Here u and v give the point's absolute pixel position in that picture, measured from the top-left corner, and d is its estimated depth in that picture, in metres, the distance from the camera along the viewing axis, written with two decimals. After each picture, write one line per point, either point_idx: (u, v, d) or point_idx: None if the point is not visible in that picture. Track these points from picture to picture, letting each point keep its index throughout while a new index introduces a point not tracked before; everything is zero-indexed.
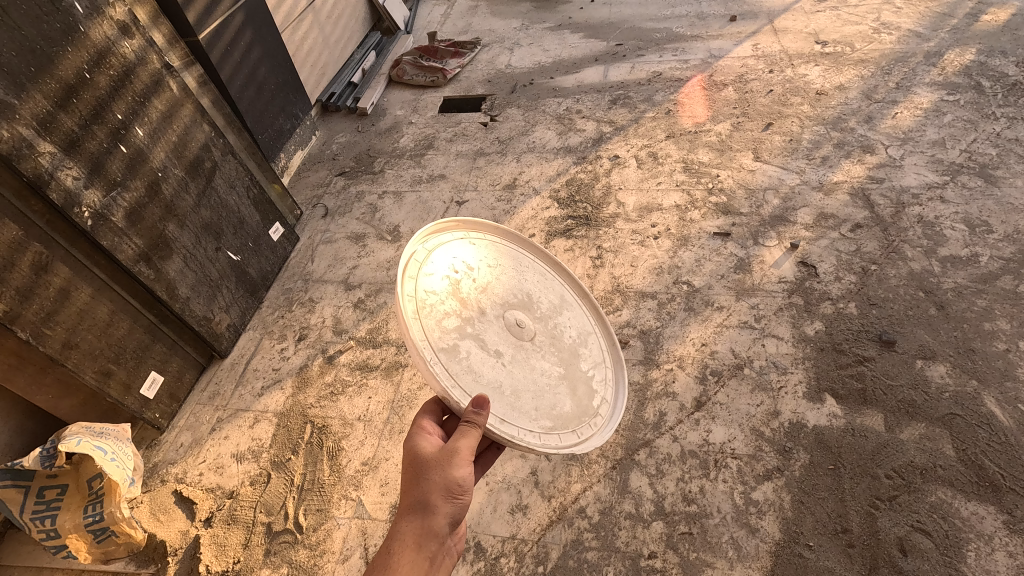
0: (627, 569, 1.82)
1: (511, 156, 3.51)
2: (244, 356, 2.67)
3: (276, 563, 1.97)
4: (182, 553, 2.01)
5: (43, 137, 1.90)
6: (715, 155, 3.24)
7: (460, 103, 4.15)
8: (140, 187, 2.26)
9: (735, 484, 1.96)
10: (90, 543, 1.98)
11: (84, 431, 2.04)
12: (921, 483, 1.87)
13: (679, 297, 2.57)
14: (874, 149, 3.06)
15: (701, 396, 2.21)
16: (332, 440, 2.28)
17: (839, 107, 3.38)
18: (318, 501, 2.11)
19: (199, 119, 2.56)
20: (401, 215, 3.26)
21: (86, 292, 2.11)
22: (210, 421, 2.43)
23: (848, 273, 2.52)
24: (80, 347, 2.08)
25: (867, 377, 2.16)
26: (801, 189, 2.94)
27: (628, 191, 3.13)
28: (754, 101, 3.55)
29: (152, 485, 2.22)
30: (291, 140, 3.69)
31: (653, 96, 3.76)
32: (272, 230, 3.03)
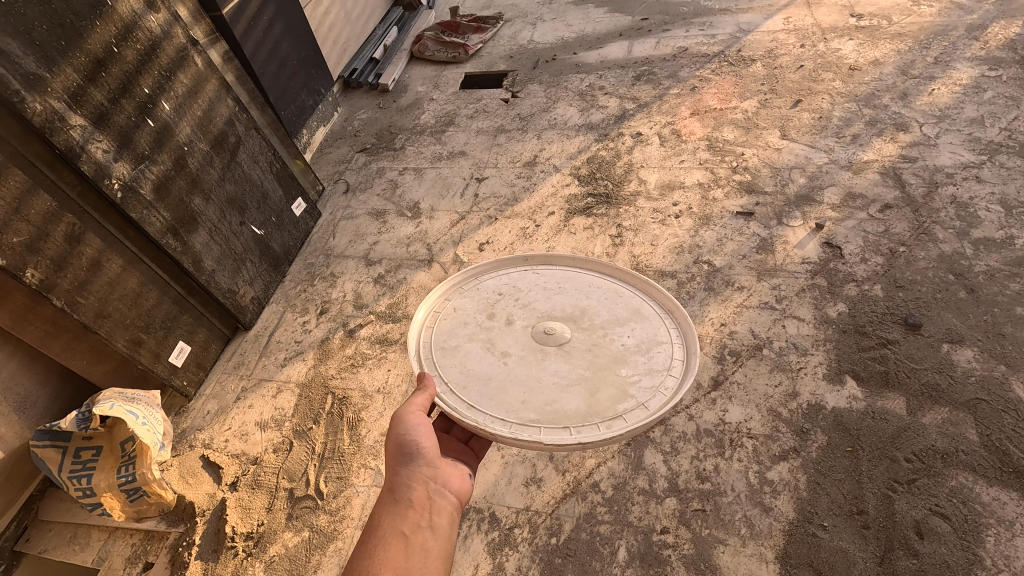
0: (638, 543, 1.85)
1: (532, 133, 3.48)
2: (267, 329, 2.74)
3: (298, 527, 2.04)
4: (209, 514, 2.09)
5: (74, 110, 1.94)
6: (741, 133, 3.16)
7: (481, 80, 4.12)
8: (167, 160, 2.31)
9: (750, 463, 1.95)
10: (124, 502, 2.06)
11: (116, 396, 2.12)
12: (941, 467, 1.84)
13: (699, 277, 2.54)
14: (908, 127, 2.96)
15: (718, 375, 2.20)
16: (352, 411, 2.33)
17: (872, 83, 3.26)
18: (338, 469, 2.17)
19: (223, 94, 2.58)
20: (421, 191, 3.27)
21: (118, 264, 2.17)
22: (236, 390, 2.50)
23: (875, 255, 2.46)
24: (112, 317, 2.16)
25: (889, 360, 2.12)
26: (828, 168, 2.86)
27: (650, 169, 3.08)
28: (783, 77, 3.44)
29: (181, 450, 2.31)
30: (313, 116, 3.72)
31: (678, 72, 3.68)
32: (294, 206, 3.07)
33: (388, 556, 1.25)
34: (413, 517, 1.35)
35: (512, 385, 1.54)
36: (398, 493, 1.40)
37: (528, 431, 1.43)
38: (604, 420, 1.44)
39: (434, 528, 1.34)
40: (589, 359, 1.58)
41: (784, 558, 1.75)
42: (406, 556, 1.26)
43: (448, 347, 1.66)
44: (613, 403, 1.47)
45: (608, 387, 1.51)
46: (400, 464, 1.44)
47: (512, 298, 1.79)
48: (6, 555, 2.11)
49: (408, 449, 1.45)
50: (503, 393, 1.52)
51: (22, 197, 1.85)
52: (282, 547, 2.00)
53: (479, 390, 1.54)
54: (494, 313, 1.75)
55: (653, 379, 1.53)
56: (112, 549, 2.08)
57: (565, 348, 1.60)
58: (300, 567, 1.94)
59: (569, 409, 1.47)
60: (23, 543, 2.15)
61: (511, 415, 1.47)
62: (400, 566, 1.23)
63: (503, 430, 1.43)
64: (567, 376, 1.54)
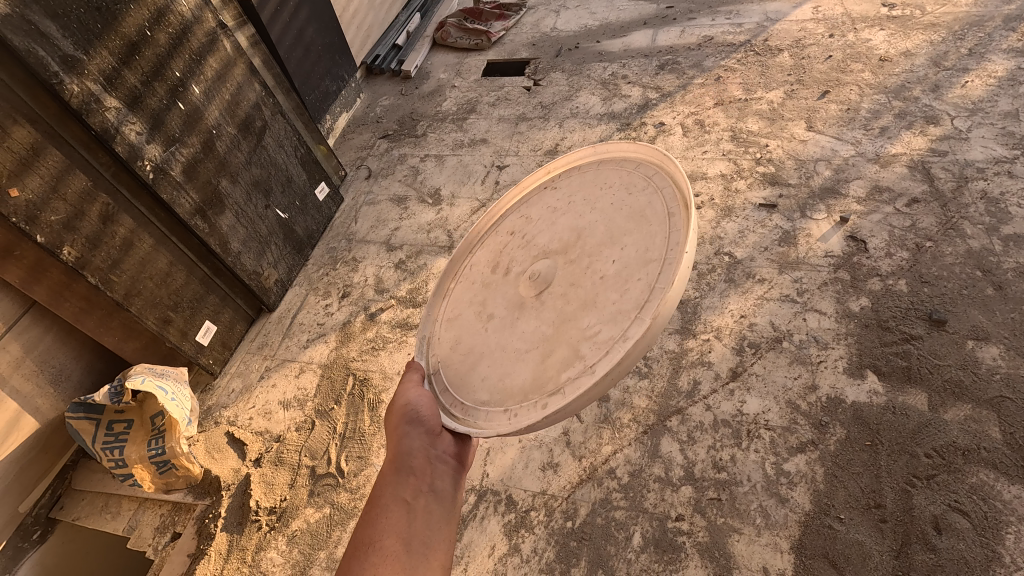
0: (653, 529, 1.87)
1: (554, 121, 3.48)
2: (291, 310, 2.80)
3: (319, 503, 2.10)
4: (234, 488, 2.16)
5: (109, 92, 1.99)
6: (766, 124, 3.12)
7: (503, 67, 4.11)
8: (197, 143, 2.35)
9: (768, 454, 1.96)
10: (153, 474, 2.14)
11: (147, 372, 2.19)
12: (961, 464, 1.83)
13: (719, 268, 2.53)
14: (938, 120, 2.90)
15: (737, 366, 2.20)
16: (373, 392, 2.37)
17: (903, 75, 3.19)
18: (358, 448, 2.21)
19: (251, 78, 2.61)
20: (443, 178, 3.29)
21: (148, 243, 2.23)
22: (260, 369, 2.57)
23: (900, 249, 2.43)
24: (142, 295, 2.22)
25: (912, 355, 2.10)
26: (855, 161, 2.82)
27: (672, 159, 3.06)
28: (811, 68, 3.39)
29: (207, 426, 2.38)
30: (337, 102, 3.75)
31: (703, 61, 3.63)
32: (318, 190, 3.12)
33: (393, 525, 1.27)
34: (415, 484, 1.36)
35: (481, 358, 1.48)
36: (403, 460, 1.39)
37: (480, 414, 1.40)
38: (543, 397, 1.28)
39: (435, 493, 1.37)
40: (558, 309, 1.38)
41: (799, 549, 1.76)
42: (412, 523, 1.28)
43: (451, 315, 1.67)
44: (558, 371, 1.28)
45: (563, 348, 1.31)
46: (407, 433, 1.43)
47: (519, 238, 1.67)
48: (42, 521, 2.21)
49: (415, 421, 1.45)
50: (471, 370, 1.48)
51: (59, 176, 1.91)
52: (304, 522, 2.06)
53: (456, 368, 1.53)
54: (497, 262, 1.66)
55: (617, 325, 1.24)
56: (142, 518, 2.16)
57: (541, 299, 1.44)
58: (321, 542, 2.00)
59: (517, 383, 1.36)
60: (57, 510, 2.23)
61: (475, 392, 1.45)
62: (406, 533, 1.26)
63: (457, 420, 1.45)
64: (530, 339, 1.40)
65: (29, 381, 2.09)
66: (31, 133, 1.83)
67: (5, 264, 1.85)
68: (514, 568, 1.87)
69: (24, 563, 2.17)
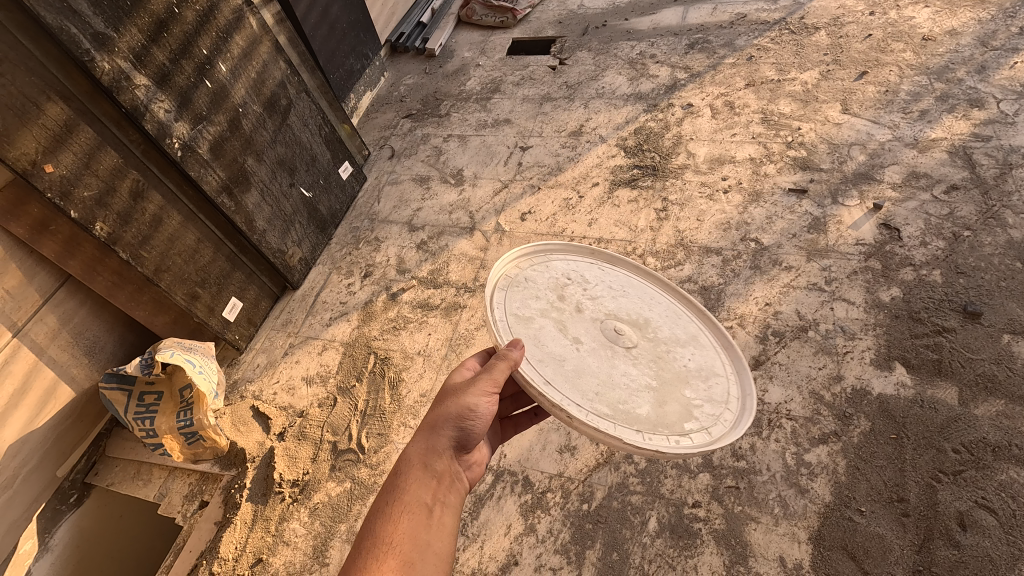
0: (669, 515, 1.87)
1: (579, 101, 3.42)
2: (314, 289, 2.84)
3: (340, 478, 2.15)
4: (259, 461, 2.22)
5: (138, 69, 2.01)
6: (798, 106, 3.02)
7: (529, 46, 4.04)
8: (224, 121, 2.37)
9: (788, 444, 1.94)
10: (182, 444, 2.22)
11: (175, 345, 2.24)
12: (991, 460, 1.79)
13: (745, 255, 2.48)
14: (983, 104, 2.77)
15: (759, 355, 2.17)
16: (394, 370, 2.41)
17: (947, 55, 3.05)
18: (379, 426, 2.25)
19: (277, 56, 2.62)
20: (465, 158, 3.27)
21: (177, 220, 2.27)
22: (284, 345, 2.62)
23: (936, 238, 2.34)
24: (171, 271, 2.27)
25: (943, 348, 2.04)
26: (891, 145, 2.72)
27: (699, 142, 2.99)
28: (848, 47, 3.26)
29: (234, 399, 2.45)
30: (361, 81, 3.75)
31: (735, 40, 3.52)
32: (341, 169, 3.13)
33: (408, 525, 1.20)
34: (436, 488, 1.29)
35: (584, 370, 1.36)
36: (427, 461, 1.32)
37: (599, 418, 1.25)
38: (669, 432, 1.28)
39: (449, 507, 1.29)
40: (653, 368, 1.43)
41: (817, 540, 1.74)
42: (426, 526, 1.22)
43: (522, 316, 1.47)
44: (679, 419, 1.32)
45: (675, 402, 1.36)
46: (445, 429, 1.35)
47: (580, 287, 1.61)
48: (78, 485, 2.30)
49: (461, 414, 1.34)
50: (576, 376, 1.34)
51: (91, 153, 1.95)
52: (325, 496, 2.11)
53: (553, 368, 1.34)
54: (564, 296, 1.57)
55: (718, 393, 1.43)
56: (172, 486, 2.24)
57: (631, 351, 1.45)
58: (342, 515, 2.05)
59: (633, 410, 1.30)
60: (92, 476, 2.33)
61: (646, 432, 1.26)
62: (421, 537, 1.19)
63: (574, 411, 1.24)
64: (632, 378, 1.38)
65: (65, 352, 2.16)
66: (64, 110, 1.86)
67: (41, 239, 1.94)
68: (529, 548, 1.89)
69: (62, 525, 2.24)
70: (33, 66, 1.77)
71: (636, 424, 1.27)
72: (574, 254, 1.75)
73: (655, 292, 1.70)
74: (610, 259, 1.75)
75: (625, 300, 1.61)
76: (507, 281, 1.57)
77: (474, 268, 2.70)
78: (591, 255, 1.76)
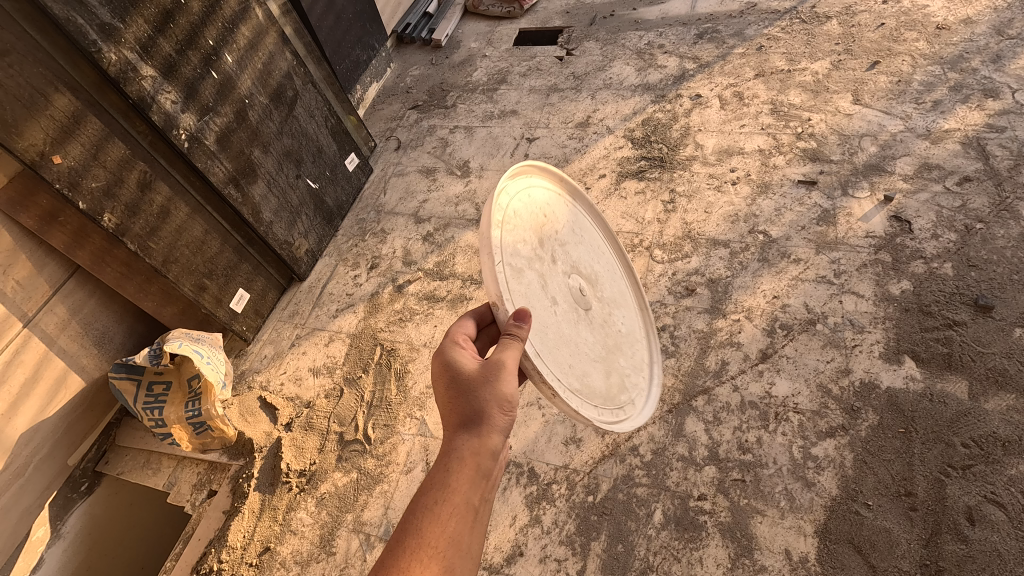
0: (675, 507, 1.87)
1: (586, 92, 3.39)
2: (320, 280, 2.85)
3: (347, 468, 2.16)
4: (266, 451, 2.23)
5: (145, 60, 2.01)
6: (809, 97, 2.98)
7: (536, 36, 4.00)
8: (230, 112, 2.36)
9: (795, 437, 1.93)
10: (190, 434, 2.24)
11: (184, 336, 2.26)
12: (1000, 455, 1.77)
13: (753, 247, 2.46)
14: (998, 93, 2.72)
15: (767, 348, 2.15)
16: (399, 362, 2.41)
17: (961, 44, 2.99)
18: (385, 417, 2.26)
19: (283, 47, 2.61)
20: (471, 150, 3.26)
21: (184, 211, 2.28)
22: (291, 336, 2.63)
23: (948, 231, 2.31)
24: (179, 262, 2.28)
25: (954, 342, 2.02)
26: (903, 136, 2.68)
27: (707, 133, 2.96)
28: (861, 37, 3.21)
29: (241, 390, 2.47)
30: (367, 72, 3.73)
31: (744, 30, 3.47)
32: (348, 160, 3.13)
33: (455, 527, 1.09)
34: (482, 489, 1.17)
35: (564, 342, 1.45)
36: (478, 460, 1.18)
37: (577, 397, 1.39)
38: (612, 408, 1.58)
39: (489, 505, 1.20)
40: (603, 336, 1.65)
41: (823, 533, 1.74)
42: (471, 532, 1.10)
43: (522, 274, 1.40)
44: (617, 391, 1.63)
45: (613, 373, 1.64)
46: (493, 427, 1.23)
47: (554, 231, 1.61)
48: (89, 474, 2.33)
49: (502, 402, 1.25)
50: (557, 347, 1.42)
51: (98, 144, 1.96)
52: (332, 486, 2.13)
53: (542, 339, 1.38)
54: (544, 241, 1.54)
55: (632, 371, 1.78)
56: (181, 475, 2.27)
57: (590, 316, 1.62)
58: (349, 505, 2.07)
59: (596, 385, 1.52)
60: (103, 464, 2.35)
61: (599, 406, 1.50)
62: (464, 545, 1.08)
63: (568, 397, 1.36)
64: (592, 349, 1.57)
65: (75, 342, 2.18)
66: (71, 101, 1.87)
67: (50, 230, 1.95)
68: (534, 539, 1.90)
69: (74, 512, 2.27)
70: (41, 58, 1.78)
71: (594, 399, 1.49)
72: (550, 178, 1.72)
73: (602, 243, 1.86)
74: (572, 192, 1.81)
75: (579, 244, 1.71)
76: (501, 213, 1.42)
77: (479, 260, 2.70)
78: (556, 181, 1.76)
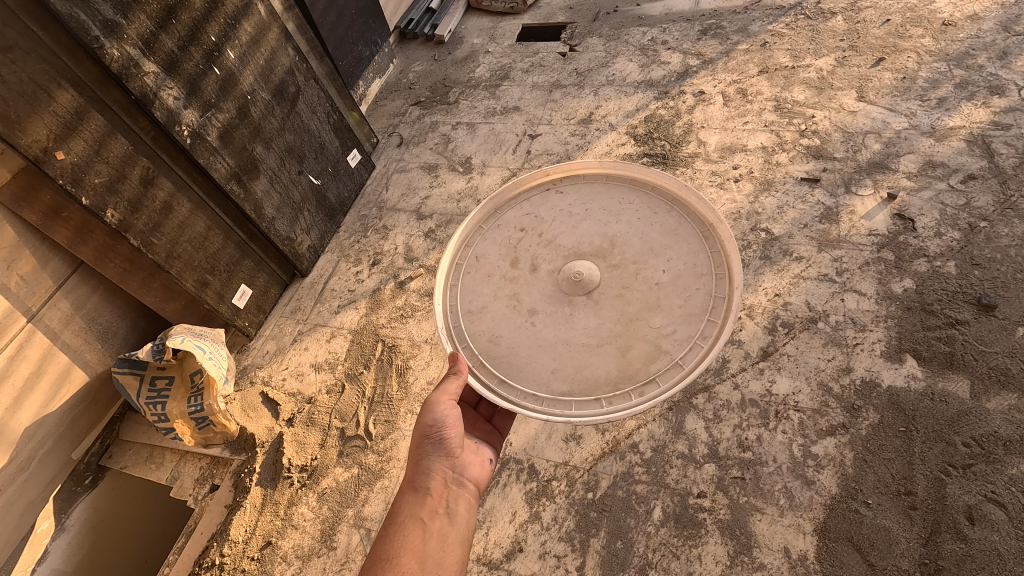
0: (674, 505, 1.87)
1: (589, 89, 3.38)
2: (322, 276, 2.86)
3: (348, 464, 2.17)
4: (268, 446, 2.24)
5: (147, 56, 2.01)
6: (813, 93, 2.97)
7: (539, 32, 3.99)
8: (233, 108, 2.37)
9: (795, 436, 1.93)
10: (193, 429, 2.25)
11: (186, 331, 2.27)
12: (1001, 454, 1.77)
13: (755, 245, 2.45)
14: (1004, 91, 2.70)
15: (768, 346, 2.15)
16: (400, 358, 2.42)
17: (967, 40, 2.97)
18: (386, 413, 2.27)
19: (285, 43, 2.60)
20: (474, 146, 3.26)
21: (186, 208, 2.28)
22: (293, 332, 2.64)
23: (951, 229, 2.30)
24: (181, 258, 2.28)
25: (956, 341, 2.01)
26: (907, 134, 2.66)
27: (710, 130, 2.95)
28: (866, 33, 3.19)
29: (244, 385, 2.48)
30: (369, 67, 3.73)
31: (749, 26, 3.45)
32: (350, 156, 3.13)
33: (407, 540, 1.32)
34: (431, 504, 1.40)
35: (543, 348, 1.53)
36: (419, 483, 1.44)
37: (561, 405, 1.48)
38: (636, 385, 1.45)
39: (450, 516, 1.40)
40: (619, 309, 1.53)
41: (822, 531, 1.74)
42: (425, 542, 1.32)
43: (475, 310, 1.65)
44: (645, 362, 1.46)
45: (641, 343, 1.49)
46: (429, 453, 1.48)
47: (537, 236, 1.71)
48: (93, 468, 2.35)
49: (428, 432, 1.49)
50: (533, 360, 1.53)
51: (101, 140, 1.96)
52: (333, 481, 2.14)
53: (507, 359, 1.55)
54: (518, 259, 1.68)
55: (688, 326, 1.48)
56: (184, 470, 2.29)
57: (596, 297, 1.55)
58: (350, 500, 2.08)
59: (598, 373, 1.48)
60: (107, 458, 2.37)
61: (608, 396, 1.46)
62: (418, 551, 1.29)
63: (535, 407, 1.48)
64: (597, 333, 1.51)
65: (78, 337, 2.20)
66: (74, 97, 1.87)
67: (53, 225, 1.96)
68: (534, 535, 1.91)
69: (78, 505, 2.30)
70: (43, 54, 1.78)
71: (594, 392, 1.47)
72: (530, 183, 1.81)
73: (628, 201, 1.70)
74: (567, 175, 1.80)
75: (581, 225, 1.69)
76: (458, 271, 1.73)
77: None
78: (545, 177, 1.82)
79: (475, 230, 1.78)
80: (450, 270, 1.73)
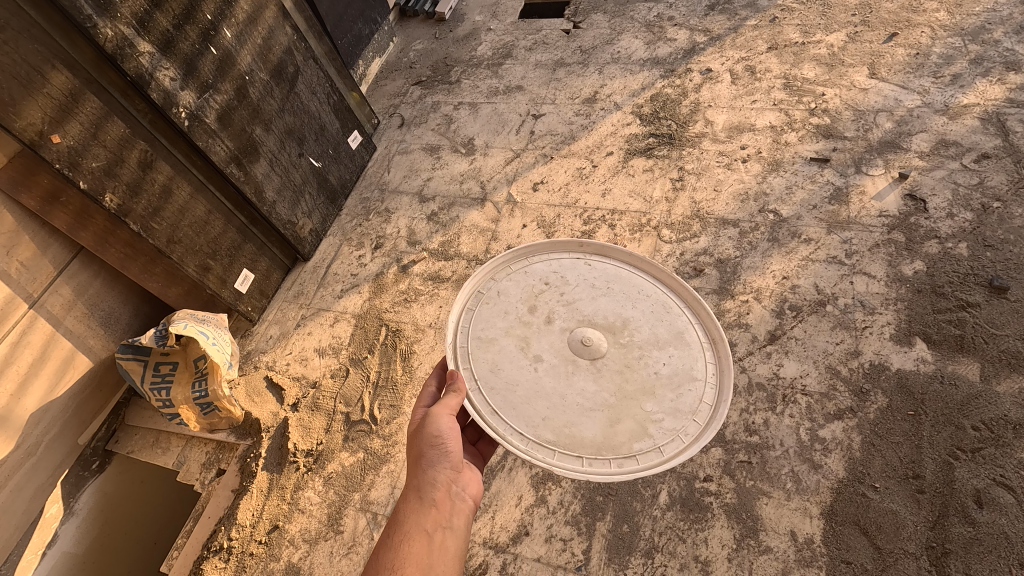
0: (681, 488, 1.87)
1: (593, 67, 3.30)
2: (325, 260, 2.83)
3: (353, 448, 2.17)
4: (273, 431, 2.25)
5: (142, 36, 1.96)
6: (823, 70, 2.90)
7: (542, 9, 3.89)
8: (230, 90, 2.32)
9: (803, 420, 1.92)
10: (198, 415, 2.25)
11: (189, 317, 2.25)
12: (1011, 438, 1.75)
13: (763, 227, 2.41)
14: (1019, 66, 2.64)
15: (776, 329, 2.13)
16: (404, 343, 2.41)
17: (983, 14, 2.89)
18: (391, 397, 2.27)
19: (282, 21, 2.54)
20: (477, 127, 3.20)
21: (186, 191, 2.25)
22: (296, 317, 2.62)
23: (964, 210, 2.26)
24: (182, 243, 2.26)
25: (967, 324, 1.98)
26: (920, 111, 2.60)
27: (718, 109, 2.89)
28: (878, 8, 3.10)
29: (248, 370, 2.47)
30: (369, 46, 3.65)
31: (758, 1, 3.36)
32: (350, 138, 3.08)
33: (411, 552, 1.16)
34: (435, 517, 1.25)
35: (540, 396, 1.39)
36: (421, 492, 1.29)
37: (542, 451, 1.33)
38: (616, 457, 1.32)
39: (453, 530, 1.26)
40: (617, 381, 1.40)
41: (829, 515, 1.74)
42: (428, 556, 1.17)
43: (483, 338, 1.49)
44: (629, 439, 1.34)
45: (630, 420, 1.36)
46: (431, 462, 1.33)
47: (557, 292, 1.56)
48: (100, 452, 2.36)
49: (432, 440, 1.34)
50: (529, 403, 1.38)
51: (98, 123, 1.92)
52: (339, 466, 2.14)
53: (504, 395, 1.39)
54: (534, 305, 1.53)
55: (676, 420, 1.37)
56: (190, 454, 2.29)
57: (597, 365, 1.42)
58: (356, 484, 2.09)
59: (587, 436, 1.34)
60: (113, 443, 2.39)
61: (589, 456, 1.32)
62: (423, 566, 1.14)
63: (518, 446, 1.33)
64: (590, 398, 1.38)
65: (81, 323, 2.18)
66: (69, 79, 1.83)
67: (52, 210, 1.93)
68: (540, 519, 1.90)
69: (86, 489, 2.31)
70: (36, 34, 1.73)
71: (578, 449, 1.33)
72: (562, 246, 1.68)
73: (649, 289, 1.58)
74: (600, 251, 1.66)
75: (602, 295, 1.55)
76: (476, 299, 1.57)
77: (484, 241, 2.67)
78: (578, 246, 1.68)
79: (500, 264, 1.64)
80: (469, 295, 1.58)
